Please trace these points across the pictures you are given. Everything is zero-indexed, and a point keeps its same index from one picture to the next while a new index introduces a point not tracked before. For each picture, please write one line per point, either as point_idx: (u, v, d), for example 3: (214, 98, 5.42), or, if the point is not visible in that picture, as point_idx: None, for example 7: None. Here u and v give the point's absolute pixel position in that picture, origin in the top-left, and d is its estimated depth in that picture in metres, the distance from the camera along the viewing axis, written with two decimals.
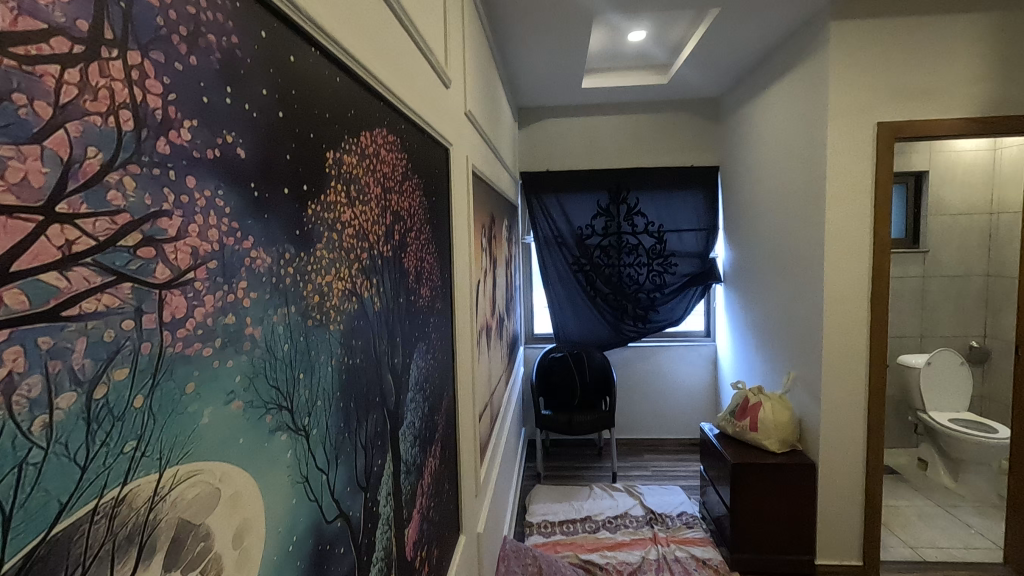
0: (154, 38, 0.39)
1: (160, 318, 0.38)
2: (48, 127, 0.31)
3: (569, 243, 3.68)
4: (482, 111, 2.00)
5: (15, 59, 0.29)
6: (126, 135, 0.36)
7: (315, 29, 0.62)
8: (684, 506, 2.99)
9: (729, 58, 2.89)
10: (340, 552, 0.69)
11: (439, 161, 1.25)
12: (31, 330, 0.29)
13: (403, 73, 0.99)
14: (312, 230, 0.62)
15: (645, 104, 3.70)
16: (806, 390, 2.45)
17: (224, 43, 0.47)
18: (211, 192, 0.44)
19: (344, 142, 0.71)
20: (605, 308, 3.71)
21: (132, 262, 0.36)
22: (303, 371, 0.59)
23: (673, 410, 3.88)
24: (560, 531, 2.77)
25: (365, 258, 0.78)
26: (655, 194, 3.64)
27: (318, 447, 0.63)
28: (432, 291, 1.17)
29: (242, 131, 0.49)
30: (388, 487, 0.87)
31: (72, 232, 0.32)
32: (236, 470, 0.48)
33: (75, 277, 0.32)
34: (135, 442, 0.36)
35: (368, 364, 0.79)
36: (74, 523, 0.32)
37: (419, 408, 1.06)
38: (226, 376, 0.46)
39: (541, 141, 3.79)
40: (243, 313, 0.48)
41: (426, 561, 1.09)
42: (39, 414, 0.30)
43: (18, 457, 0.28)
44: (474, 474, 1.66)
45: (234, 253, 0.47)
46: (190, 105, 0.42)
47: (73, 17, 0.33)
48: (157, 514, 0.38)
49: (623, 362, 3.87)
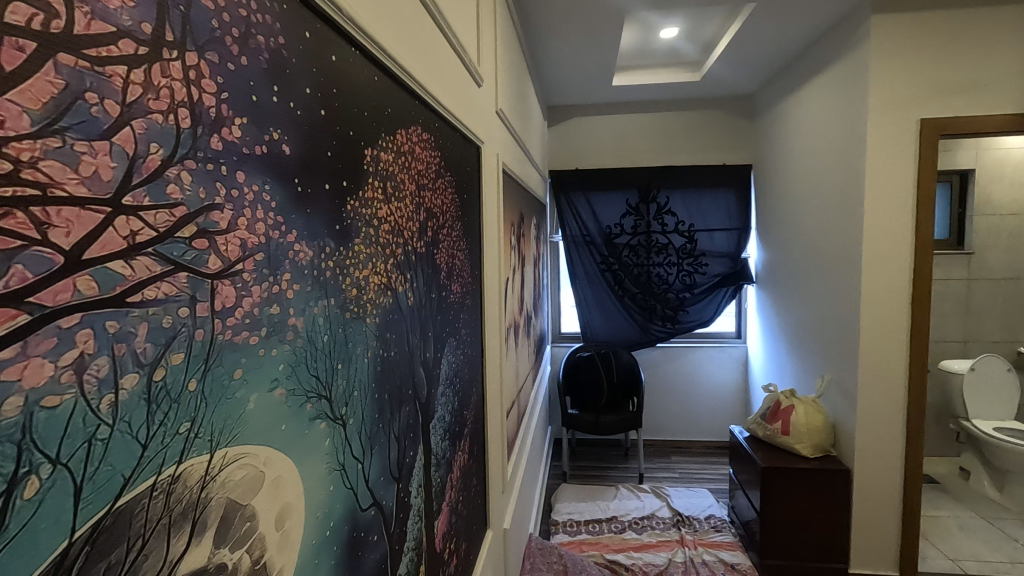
0: (210, 40, 0.41)
1: (212, 307, 0.40)
2: (116, 124, 0.33)
3: (597, 242, 3.66)
4: (512, 110, 2.02)
5: (89, 61, 0.31)
6: (184, 131, 0.38)
7: (356, 28, 0.63)
8: (713, 510, 2.94)
9: (765, 54, 2.83)
10: (373, 540, 0.70)
11: (471, 160, 1.28)
12: (99, 315, 0.31)
13: (437, 73, 1.00)
14: (350, 225, 0.64)
15: (676, 102, 3.66)
16: (841, 394, 2.39)
17: (272, 44, 0.49)
18: (259, 187, 0.46)
19: (381, 140, 0.73)
20: (634, 308, 3.68)
21: (188, 253, 0.38)
22: (341, 362, 0.61)
23: (701, 411, 3.83)
24: (586, 531, 2.76)
25: (400, 253, 0.80)
26: (686, 193, 3.59)
27: (355, 437, 0.65)
28: (462, 288, 1.18)
29: (288, 129, 0.51)
30: (418, 479, 0.88)
31: (135, 223, 0.34)
32: (279, 455, 0.50)
33: (138, 266, 0.34)
34: (188, 424, 0.38)
35: (402, 357, 0.81)
36: (135, 497, 0.34)
37: (450, 402, 1.07)
38: (270, 364, 0.48)
39: (571, 140, 3.77)
40: (287, 305, 0.50)
41: (454, 554, 1.10)
42: (106, 393, 0.32)
43: (88, 433, 0.30)
44: (502, 469, 1.67)
45: (279, 245, 0.49)
46: (241, 104, 0.44)
47: (138, 21, 0.34)
48: (208, 493, 0.40)
49: (652, 362, 3.83)
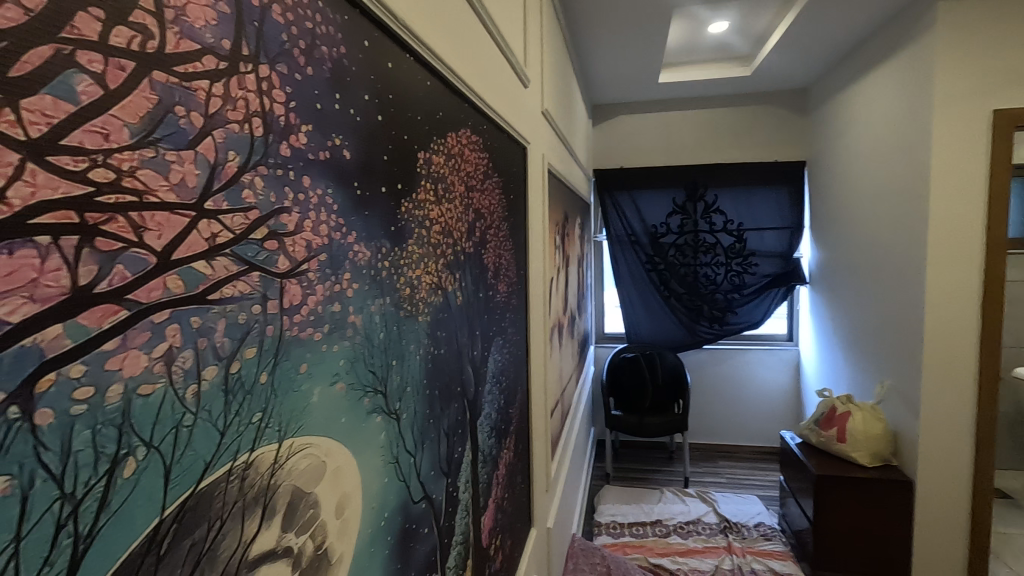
0: (280, 52, 0.43)
1: (281, 305, 0.43)
2: (200, 134, 0.35)
3: (642, 241, 3.61)
4: (558, 109, 2.02)
5: (178, 77, 0.34)
6: (257, 139, 0.40)
7: (409, 35, 0.65)
8: (762, 517, 2.85)
9: (821, 45, 2.72)
10: (423, 532, 0.72)
11: (518, 160, 1.29)
12: (184, 311, 0.34)
13: (486, 75, 1.02)
14: (404, 226, 0.66)
15: (725, 97, 3.57)
16: (903, 401, 2.28)
17: (334, 53, 0.51)
18: (322, 191, 0.48)
19: (433, 142, 0.75)
20: (680, 309, 3.61)
21: (260, 253, 0.40)
22: (395, 358, 0.63)
23: (749, 416, 3.72)
24: (630, 533, 2.73)
25: (449, 253, 0.82)
26: (735, 191, 3.50)
27: (407, 432, 0.67)
28: (508, 287, 1.19)
29: (348, 134, 0.53)
30: (466, 474, 0.90)
31: (215, 225, 0.36)
32: (339, 446, 0.52)
33: (217, 266, 0.36)
34: (260, 414, 0.41)
35: (451, 355, 0.83)
36: (215, 481, 0.36)
37: (496, 400, 1.09)
38: (332, 359, 0.50)
39: (616, 138, 3.72)
40: (346, 303, 0.53)
41: (499, 550, 1.12)
42: (191, 383, 0.34)
43: (175, 419, 0.33)
44: (546, 469, 1.68)
45: (340, 246, 0.51)
46: (306, 111, 0.46)
47: (219, 38, 0.37)
48: (277, 479, 0.43)
49: (698, 364, 3.75)
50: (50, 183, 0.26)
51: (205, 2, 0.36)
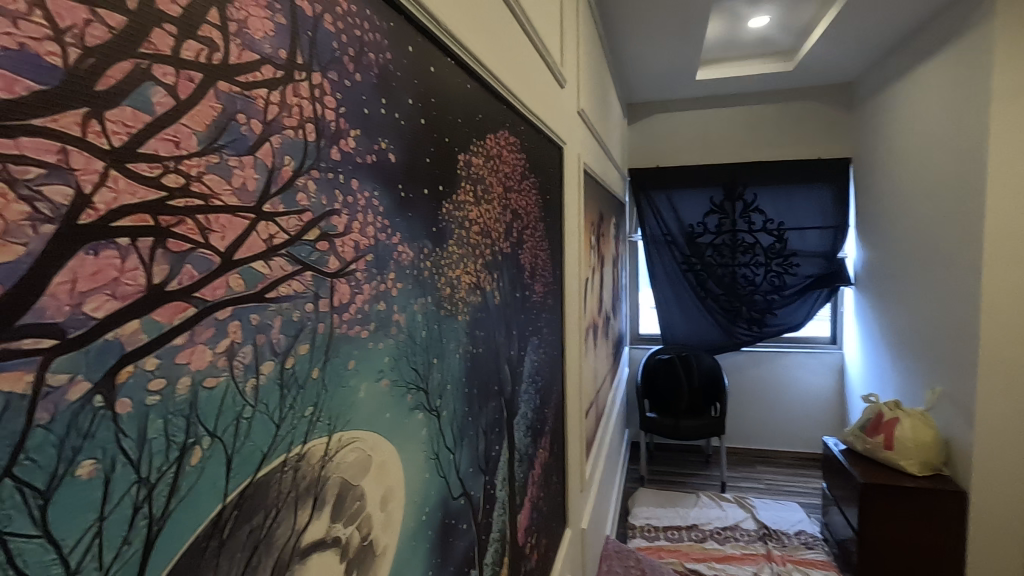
0: (331, 60, 0.45)
1: (331, 303, 0.44)
2: (260, 141, 0.37)
3: (678, 241, 3.55)
4: (593, 109, 2.01)
5: (240, 86, 0.35)
6: (310, 144, 0.42)
7: (451, 40, 0.67)
8: (803, 525, 2.77)
9: (869, 37, 2.62)
10: (462, 528, 0.74)
11: (554, 161, 1.29)
12: (245, 308, 0.36)
13: (523, 76, 1.02)
14: (445, 227, 0.67)
15: (765, 93, 3.48)
16: (955, 408, 2.18)
17: (381, 60, 0.53)
18: (369, 194, 0.50)
19: (473, 144, 0.76)
20: (717, 310, 3.54)
21: (313, 254, 0.42)
22: (436, 357, 0.65)
23: (789, 420, 3.62)
24: (664, 537, 2.69)
25: (488, 253, 0.83)
26: (775, 190, 3.41)
27: (448, 429, 0.69)
28: (544, 288, 1.20)
29: (393, 138, 0.54)
30: (503, 473, 0.91)
31: (273, 227, 0.38)
32: (383, 441, 0.54)
33: (275, 266, 0.38)
34: (312, 408, 0.42)
35: (489, 355, 0.84)
36: (271, 470, 0.38)
37: (532, 399, 1.09)
38: (377, 356, 0.52)
39: (651, 136, 3.67)
40: (391, 302, 0.54)
41: (535, 548, 1.13)
42: (251, 376, 0.36)
43: (237, 411, 0.35)
44: (581, 470, 1.68)
45: (385, 246, 0.53)
46: (355, 117, 0.48)
47: (276, 48, 0.39)
48: (327, 471, 0.45)
49: (736, 367, 3.67)
50: (130, 189, 0.28)
51: (264, 13, 0.38)
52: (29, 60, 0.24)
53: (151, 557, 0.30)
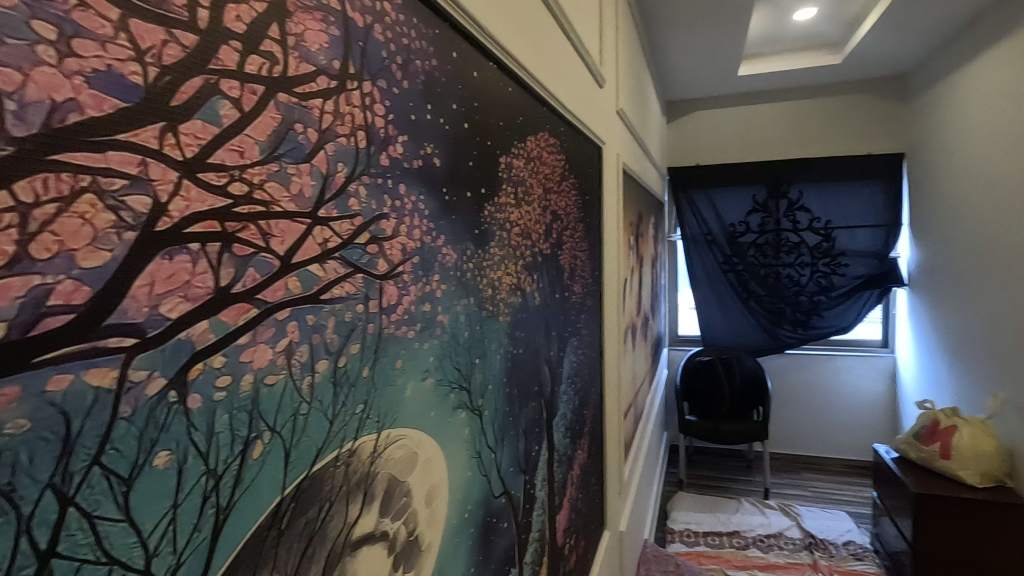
0: (380, 68, 0.46)
1: (380, 304, 0.46)
2: (315, 149, 0.38)
3: (719, 241, 3.47)
4: (632, 108, 1.99)
5: (297, 97, 0.37)
6: (361, 151, 0.43)
7: (494, 44, 0.67)
8: (852, 535, 2.66)
9: (925, 26, 2.50)
10: (503, 526, 0.74)
11: (593, 161, 1.29)
12: (302, 309, 0.37)
13: (562, 77, 1.02)
14: (487, 230, 0.68)
15: (811, 87, 3.37)
16: (1019, 416, 2.06)
17: (427, 67, 0.54)
18: (416, 198, 0.51)
19: (514, 147, 0.77)
20: (759, 311, 3.45)
21: (363, 257, 0.44)
22: (478, 357, 0.66)
23: (837, 426, 3.49)
24: (705, 543, 2.64)
25: (528, 255, 0.84)
26: (822, 187, 3.30)
27: (489, 428, 0.70)
28: (584, 288, 1.20)
29: (438, 143, 0.56)
30: (542, 473, 0.91)
31: (327, 232, 0.40)
32: (428, 439, 0.55)
33: (329, 268, 0.40)
34: (363, 406, 0.44)
35: (529, 356, 0.84)
36: (325, 465, 0.40)
37: (571, 400, 1.10)
38: (423, 356, 0.53)
39: (691, 134, 3.60)
40: (436, 303, 0.55)
41: (574, 549, 1.13)
42: (307, 374, 0.38)
43: (294, 407, 0.37)
44: (619, 472, 1.66)
45: (430, 249, 0.54)
46: (402, 123, 0.49)
47: (331, 59, 0.40)
48: (376, 467, 0.46)
49: (779, 370, 3.56)
50: (201, 198, 0.30)
51: (319, 27, 0.39)
52: (115, 80, 0.26)
53: (218, 544, 0.32)
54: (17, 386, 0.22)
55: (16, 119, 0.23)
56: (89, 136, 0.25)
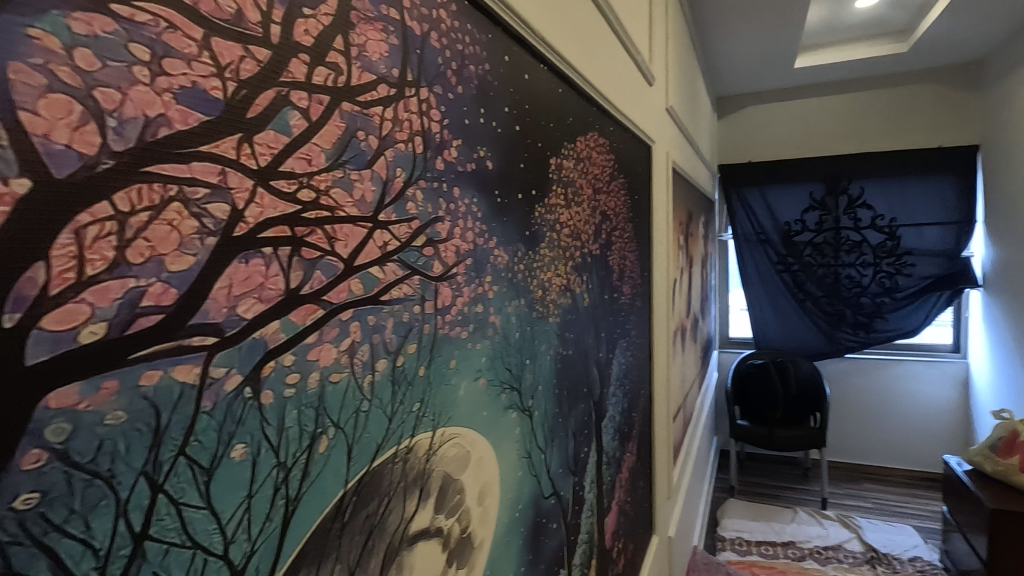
0: (436, 74, 0.47)
1: (436, 305, 0.47)
2: (376, 155, 0.40)
3: (773, 240, 3.35)
4: (682, 106, 1.95)
5: (360, 105, 0.38)
6: (418, 156, 0.44)
7: (546, 47, 0.68)
8: (919, 551, 2.51)
9: (1003, 8, 2.33)
10: (553, 527, 0.74)
11: (643, 160, 1.27)
12: (363, 310, 0.39)
13: (612, 77, 1.02)
14: (537, 231, 0.68)
15: (875, 78, 3.19)
16: None
17: (480, 71, 0.55)
18: (469, 200, 0.52)
19: (564, 148, 0.77)
20: (817, 313, 3.31)
21: (420, 259, 0.45)
22: (528, 358, 0.66)
23: (902, 436, 3.30)
24: (757, 552, 2.55)
25: (578, 256, 0.83)
26: (885, 183, 3.13)
27: (540, 428, 0.70)
28: (633, 289, 1.18)
29: (490, 146, 0.56)
30: (591, 475, 0.91)
31: (386, 235, 0.41)
32: (480, 439, 0.56)
33: (388, 271, 0.41)
34: (419, 405, 0.45)
35: (578, 357, 0.84)
36: (384, 461, 0.41)
37: (620, 402, 1.09)
38: (475, 356, 0.54)
39: (744, 130, 3.47)
40: (488, 303, 0.56)
41: (622, 552, 1.12)
42: (367, 373, 0.39)
43: (356, 404, 0.38)
44: (668, 476, 1.63)
45: (483, 250, 0.55)
46: (457, 127, 0.50)
47: (390, 68, 0.41)
48: (431, 464, 0.47)
49: (838, 375, 3.40)
50: (273, 204, 0.31)
51: (380, 37, 0.41)
52: (199, 96, 0.28)
53: (288, 533, 0.33)
54: (116, 381, 0.24)
55: (116, 135, 0.24)
56: (175, 148, 0.27)
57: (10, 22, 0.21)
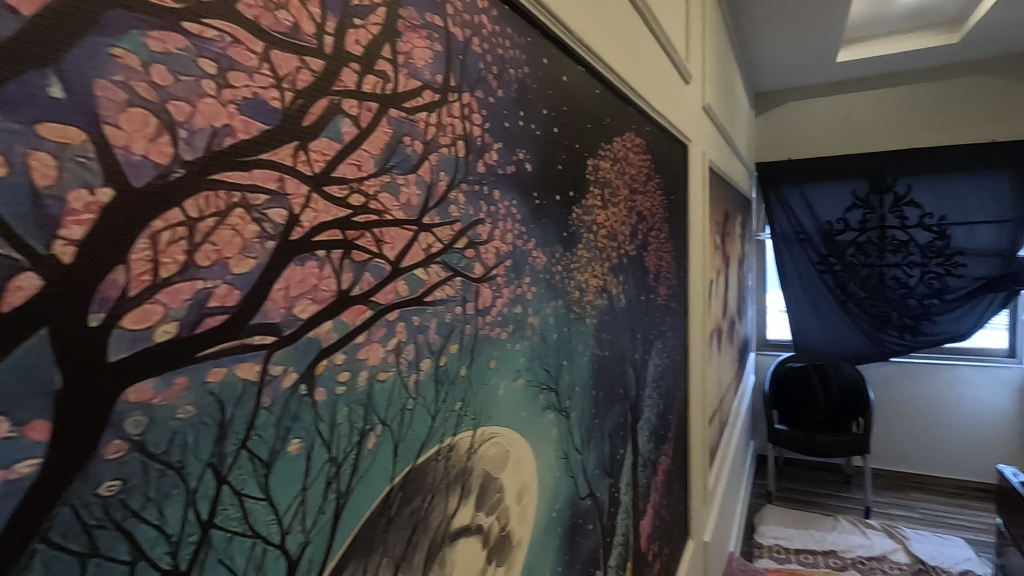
0: (478, 79, 0.48)
1: (476, 306, 0.48)
2: (421, 159, 0.41)
3: (814, 239, 3.26)
4: (719, 103, 1.91)
5: (406, 111, 0.39)
6: (460, 159, 0.45)
7: (584, 49, 0.68)
8: (970, 565, 2.40)
9: None
10: (589, 528, 0.74)
11: (679, 160, 1.25)
12: (409, 310, 0.40)
13: (648, 77, 1.01)
14: (575, 232, 0.69)
15: (923, 70, 3.07)
16: None
17: (520, 75, 0.55)
18: (509, 203, 0.53)
19: (601, 149, 0.77)
20: (860, 315, 3.21)
21: (461, 261, 0.46)
22: (566, 359, 0.66)
23: (952, 444, 3.16)
24: (796, 560, 2.48)
25: (614, 257, 0.83)
26: (934, 180, 3.01)
27: (576, 430, 0.70)
28: (669, 290, 1.17)
29: (530, 148, 0.57)
30: (627, 477, 0.91)
31: (430, 238, 0.42)
32: (519, 439, 0.56)
33: (432, 272, 0.42)
34: (461, 404, 0.46)
35: (614, 359, 0.84)
36: (427, 458, 0.42)
37: (656, 403, 1.08)
38: (514, 356, 0.54)
39: (783, 126, 3.36)
40: (526, 305, 0.57)
41: (657, 556, 1.11)
42: (412, 372, 0.40)
43: (402, 402, 0.39)
44: (704, 480, 1.61)
45: (522, 252, 0.56)
46: (497, 131, 0.51)
47: (434, 74, 0.42)
48: (472, 462, 0.48)
49: (882, 379, 3.28)
50: (327, 209, 0.33)
51: (425, 44, 0.42)
52: (260, 106, 0.29)
53: (339, 525, 0.34)
54: (186, 377, 0.26)
55: (187, 146, 0.26)
56: (239, 157, 0.28)
57: (97, 42, 0.23)
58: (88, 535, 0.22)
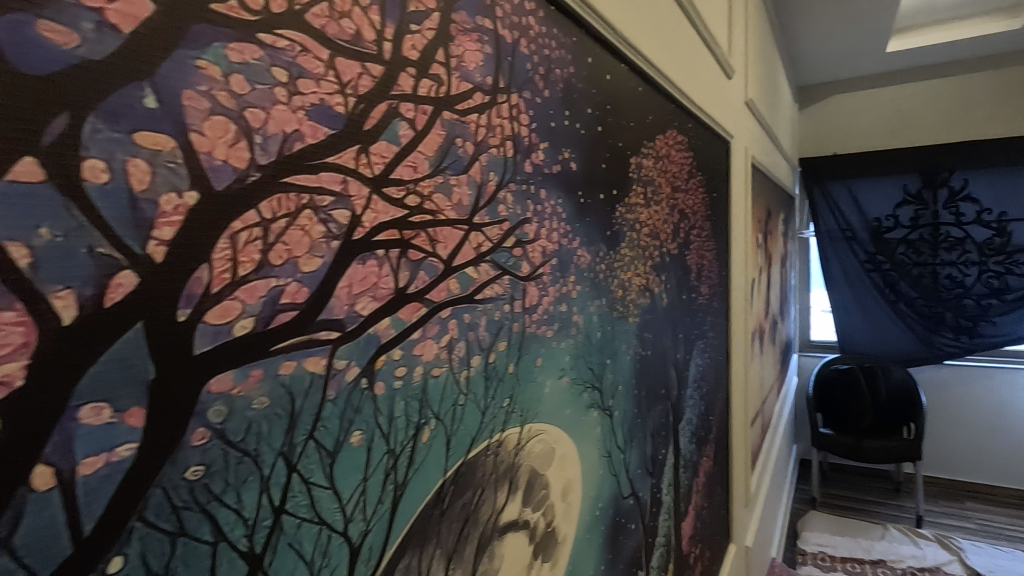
0: (525, 80, 0.49)
1: (524, 304, 0.48)
2: (471, 160, 0.41)
3: (861, 237, 3.15)
4: (762, 97, 1.87)
5: (458, 113, 0.40)
6: (509, 160, 0.46)
7: (628, 47, 0.68)
8: None
9: None
10: (632, 527, 0.74)
11: (721, 156, 1.23)
12: (460, 308, 0.40)
13: (690, 73, 0.99)
14: (618, 230, 0.68)
15: (981, 58, 2.91)
16: None
17: (565, 74, 0.55)
18: (554, 202, 0.53)
19: (644, 147, 0.76)
20: (911, 316, 3.08)
21: (510, 260, 0.46)
22: (610, 357, 0.66)
23: (1011, 452, 2.99)
24: (843, 569, 2.39)
25: (656, 255, 0.82)
26: (993, 174, 2.86)
27: (619, 428, 0.70)
28: (710, 289, 1.15)
29: (575, 147, 0.57)
30: (669, 477, 0.90)
31: (480, 237, 0.43)
32: (563, 436, 0.56)
33: (482, 270, 0.43)
34: (509, 400, 0.47)
35: (657, 358, 0.83)
36: (477, 453, 0.43)
37: (698, 404, 1.07)
38: (559, 354, 0.55)
39: (829, 120, 3.24)
40: (571, 303, 0.57)
41: (699, 558, 1.09)
42: (464, 368, 0.41)
43: (454, 398, 0.40)
44: (745, 483, 1.58)
45: (567, 250, 0.56)
46: (544, 131, 0.51)
47: (484, 76, 0.43)
48: (519, 458, 0.49)
49: (936, 383, 3.13)
50: (385, 209, 0.34)
51: (475, 46, 0.42)
52: (325, 112, 0.30)
53: (396, 515, 0.36)
54: (261, 370, 0.27)
55: (261, 150, 0.27)
56: (307, 160, 0.29)
57: (185, 55, 0.24)
58: (177, 515, 0.24)
